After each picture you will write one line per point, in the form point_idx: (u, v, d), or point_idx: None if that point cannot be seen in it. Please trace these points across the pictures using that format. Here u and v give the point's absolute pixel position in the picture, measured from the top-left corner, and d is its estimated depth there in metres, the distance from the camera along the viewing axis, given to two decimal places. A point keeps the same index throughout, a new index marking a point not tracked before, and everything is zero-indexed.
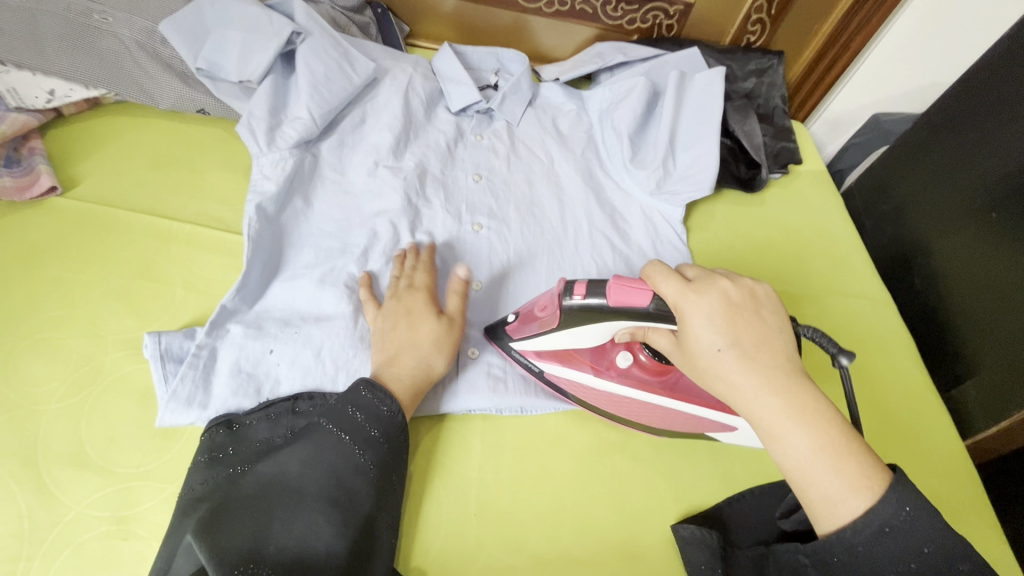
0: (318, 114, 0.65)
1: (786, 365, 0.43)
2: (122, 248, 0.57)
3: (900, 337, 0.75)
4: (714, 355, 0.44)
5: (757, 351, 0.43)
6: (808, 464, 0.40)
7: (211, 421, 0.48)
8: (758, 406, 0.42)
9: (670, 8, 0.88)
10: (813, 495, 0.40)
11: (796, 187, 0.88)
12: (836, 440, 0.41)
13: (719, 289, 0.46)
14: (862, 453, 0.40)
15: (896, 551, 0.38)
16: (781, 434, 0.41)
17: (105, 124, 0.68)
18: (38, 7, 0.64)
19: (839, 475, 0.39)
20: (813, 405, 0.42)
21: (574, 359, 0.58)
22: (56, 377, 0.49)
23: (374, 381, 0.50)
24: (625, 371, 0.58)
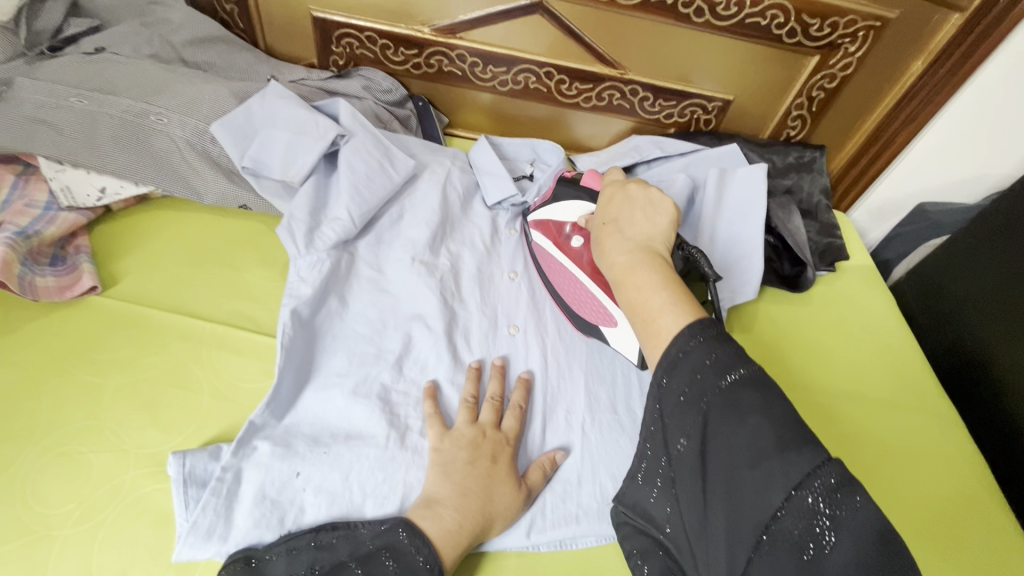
0: (357, 215, 0.66)
1: (650, 236, 0.51)
2: (153, 352, 0.56)
3: (968, 460, 0.69)
4: (599, 228, 0.54)
5: (626, 225, 0.53)
6: (641, 296, 0.46)
7: (229, 557, 0.45)
8: (610, 260, 0.51)
9: (709, 104, 0.87)
10: (641, 322, 0.46)
11: (843, 284, 0.84)
12: (666, 281, 0.47)
13: (624, 191, 0.57)
14: (686, 295, 0.46)
15: (698, 372, 0.41)
16: (625, 276, 0.48)
17: (150, 219, 0.68)
18: (98, 110, 0.67)
19: (660, 295, 0.45)
20: (661, 262, 0.49)
21: (548, 229, 0.68)
22: (73, 498, 0.47)
23: (413, 522, 0.47)
24: (573, 251, 0.64)
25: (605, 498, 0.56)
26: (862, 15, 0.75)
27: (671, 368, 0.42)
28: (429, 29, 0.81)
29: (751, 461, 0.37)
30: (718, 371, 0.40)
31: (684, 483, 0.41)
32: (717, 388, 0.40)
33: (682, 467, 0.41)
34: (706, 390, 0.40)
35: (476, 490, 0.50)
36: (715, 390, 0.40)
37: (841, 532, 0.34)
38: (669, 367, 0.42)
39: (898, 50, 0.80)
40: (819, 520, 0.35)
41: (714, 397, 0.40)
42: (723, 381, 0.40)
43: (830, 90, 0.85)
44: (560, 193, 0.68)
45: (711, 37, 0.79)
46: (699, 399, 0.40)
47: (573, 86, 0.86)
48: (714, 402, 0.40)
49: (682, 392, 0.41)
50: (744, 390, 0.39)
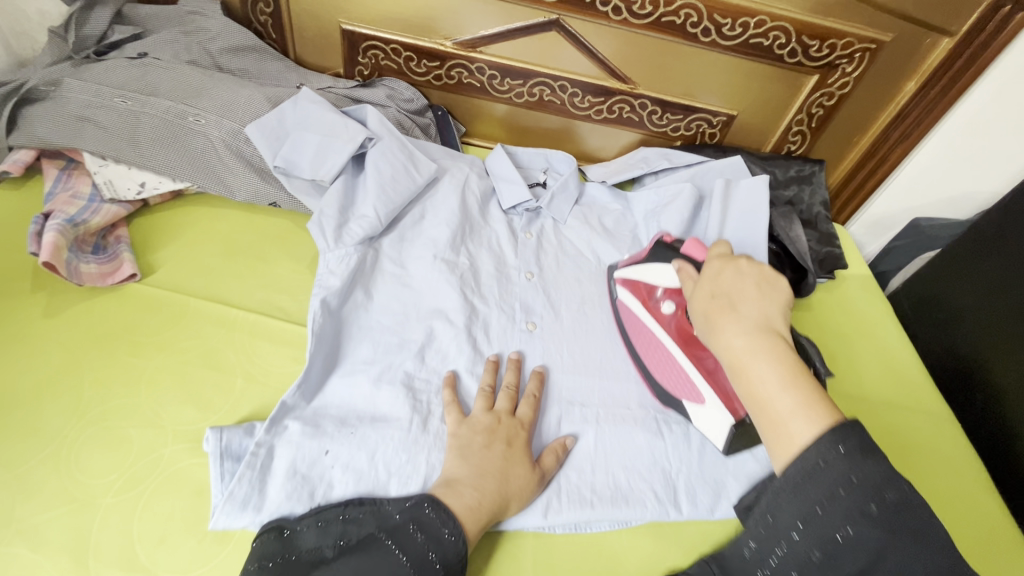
0: (383, 213, 0.69)
1: (766, 319, 0.51)
2: (190, 336, 0.59)
3: (965, 460, 0.71)
4: (709, 303, 0.53)
5: (741, 303, 0.52)
6: (764, 390, 0.47)
7: (264, 526, 0.47)
8: (725, 342, 0.50)
9: (713, 119, 0.92)
10: (766, 419, 0.46)
11: (842, 292, 0.88)
12: (791, 374, 0.47)
13: (733, 266, 0.56)
14: (814, 394, 0.46)
15: (841, 489, 0.42)
16: (746, 366, 0.48)
17: (186, 213, 0.72)
18: (140, 110, 0.71)
19: (788, 397, 0.46)
20: (780, 348, 0.48)
21: (637, 289, 0.67)
22: (114, 469, 0.49)
23: (438, 499, 0.49)
24: (662, 317, 0.63)
25: (618, 487, 0.58)
26: (858, 38, 0.80)
27: (804, 479, 0.43)
28: (451, 43, 0.86)
29: None
30: (867, 493, 0.42)
31: None
32: (864, 512, 0.41)
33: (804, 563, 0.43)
34: (851, 511, 0.42)
35: (493, 469, 0.52)
36: (861, 514, 0.41)
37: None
38: (804, 479, 0.43)
39: (893, 72, 0.85)
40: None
41: (860, 522, 0.41)
42: (873, 506, 0.41)
43: (829, 108, 0.89)
44: (655, 253, 0.66)
45: (716, 56, 0.84)
46: (844, 523, 0.42)
47: (586, 99, 0.91)
48: (861, 525, 0.41)
49: (819, 506, 0.43)
50: (895, 517, 0.41)
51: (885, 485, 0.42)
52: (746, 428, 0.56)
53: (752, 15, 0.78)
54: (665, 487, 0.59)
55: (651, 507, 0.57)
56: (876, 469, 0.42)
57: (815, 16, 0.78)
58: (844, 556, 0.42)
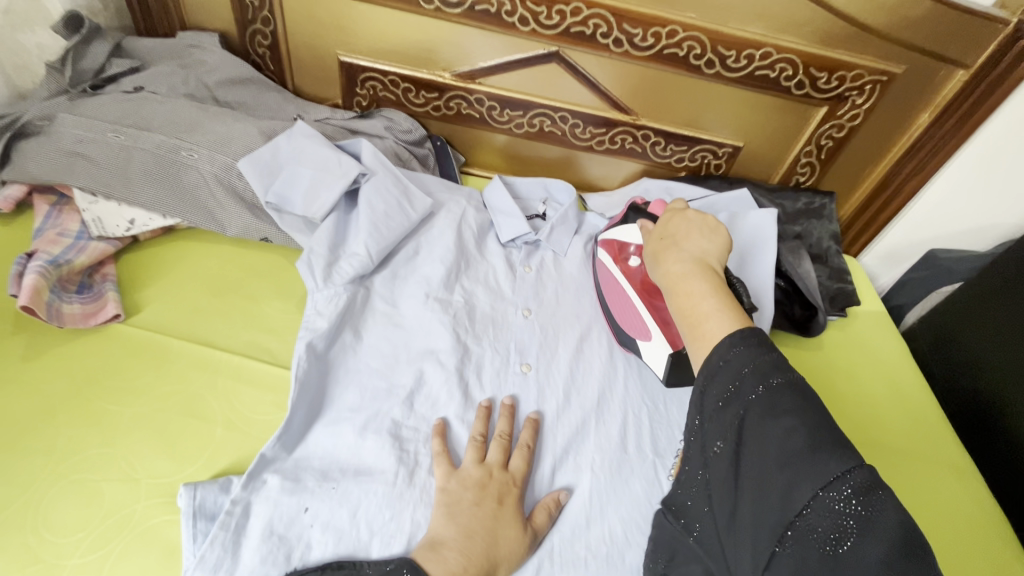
0: (375, 251, 0.67)
1: (706, 252, 0.52)
2: (171, 380, 0.58)
3: (987, 516, 0.67)
4: (656, 242, 0.55)
5: (683, 237, 0.53)
6: (693, 299, 0.47)
7: None
8: (664, 267, 0.51)
9: (719, 150, 0.89)
10: (690, 323, 0.46)
11: (854, 330, 0.84)
12: (720, 288, 0.47)
13: (682, 212, 0.58)
14: (737, 306, 0.46)
15: (735, 381, 0.40)
16: (678, 282, 0.49)
17: (175, 249, 0.71)
18: (133, 145, 0.70)
19: (713, 300, 0.46)
20: (715, 271, 0.49)
21: (612, 246, 0.72)
22: (83, 527, 0.47)
23: (417, 563, 0.46)
24: (630, 270, 0.67)
25: (615, 543, 0.55)
26: (868, 70, 0.77)
27: (704, 385, 0.42)
28: (450, 75, 0.85)
29: (781, 463, 0.36)
30: (757, 375, 0.40)
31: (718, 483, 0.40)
32: (755, 394, 0.39)
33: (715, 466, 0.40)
34: (742, 398, 0.39)
35: (480, 529, 0.49)
36: (753, 396, 0.39)
37: (870, 533, 0.34)
38: (705, 383, 0.42)
39: (905, 104, 0.82)
40: (846, 522, 0.34)
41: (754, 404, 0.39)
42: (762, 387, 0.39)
43: (838, 139, 0.86)
44: (629, 217, 0.72)
45: (721, 88, 0.82)
46: (739, 406, 0.39)
47: (587, 130, 0.89)
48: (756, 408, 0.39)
49: (717, 402, 0.40)
50: (780, 396, 0.39)
51: (770, 369, 0.40)
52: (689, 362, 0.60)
53: (758, 47, 0.76)
54: None
55: None
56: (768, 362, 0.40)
57: (822, 48, 0.76)
58: (733, 439, 0.39)
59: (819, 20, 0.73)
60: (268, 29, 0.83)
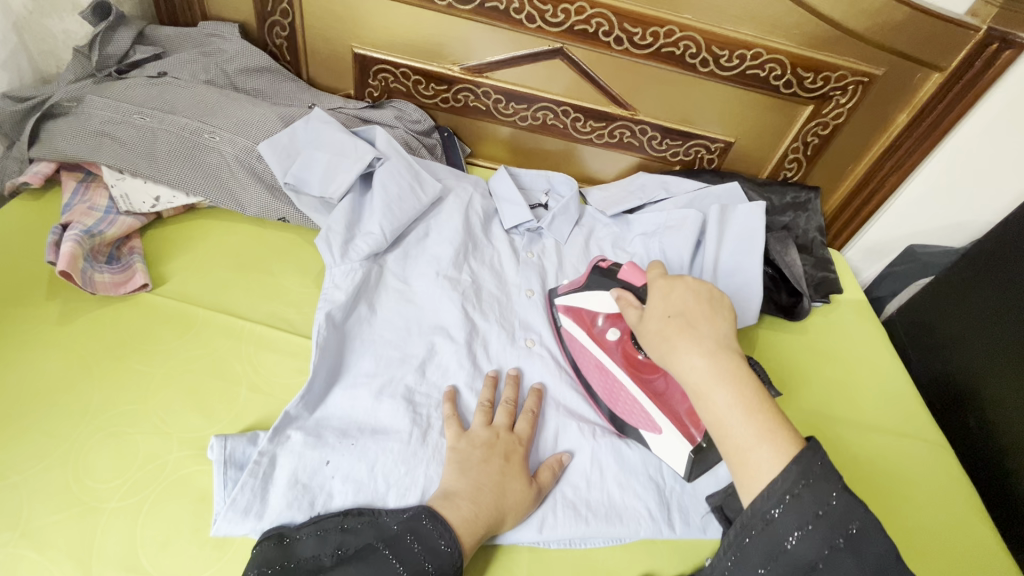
0: (389, 230, 0.71)
1: (723, 338, 0.50)
2: (196, 345, 0.61)
3: (956, 483, 0.72)
4: (665, 323, 0.51)
5: (699, 323, 0.50)
6: (727, 416, 0.46)
7: (264, 533, 0.48)
8: (685, 364, 0.48)
9: (712, 145, 0.94)
10: (729, 447, 0.45)
11: (836, 315, 0.89)
12: (752, 400, 0.46)
13: (682, 283, 0.55)
14: (778, 423, 0.46)
15: (809, 524, 0.42)
16: (706, 390, 0.47)
17: (196, 226, 0.74)
18: (158, 127, 0.74)
19: (749, 426, 0.45)
20: (740, 372, 0.48)
21: (580, 317, 0.68)
22: (119, 474, 0.50)
23: (435, 510, 0.50)
24: (608, 344, 0.64)
25: (613, 504, 0.59)
26: (851, 71, 0.83)
27: (777, 512, 0.43)
28: (459, 68, 0.89)
29: None
30: (835, 527, 0.43)
31: None
32: (833, 546, 0.42)
33: None
34: (819, 539, 0.42)
35: (491, 482, 0.53)
36: (830, 548, 0.42)
37: None
38: (776, 513, 0.43)
39: (884, 105, 0.87)
40: None
41: (831, 557, 0.42)
42: (841, 540, 0.42)
43: (823, 136, 0.91)
44: (593, 280, 0.67)
45: (714, 86, 0.87)
46: (814, 556, 0.42)
47: (588, 124, 0.94)
48: (832, 560, 0.42)
49: (790, 538, 0.43)
50: (858, 545, 0.43)
51: (849, 517, 0.43)
52: (704, 453, 0.56)
53: (749, 48, 0.81)
54: (658, 503, 0.60)
55: (645, 524, 0.58)
56: (845, 501, 0.43)
57: (809, 49, 0.81)
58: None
59: (806, 23, 0.79)
60: (286, 21, 0.87)
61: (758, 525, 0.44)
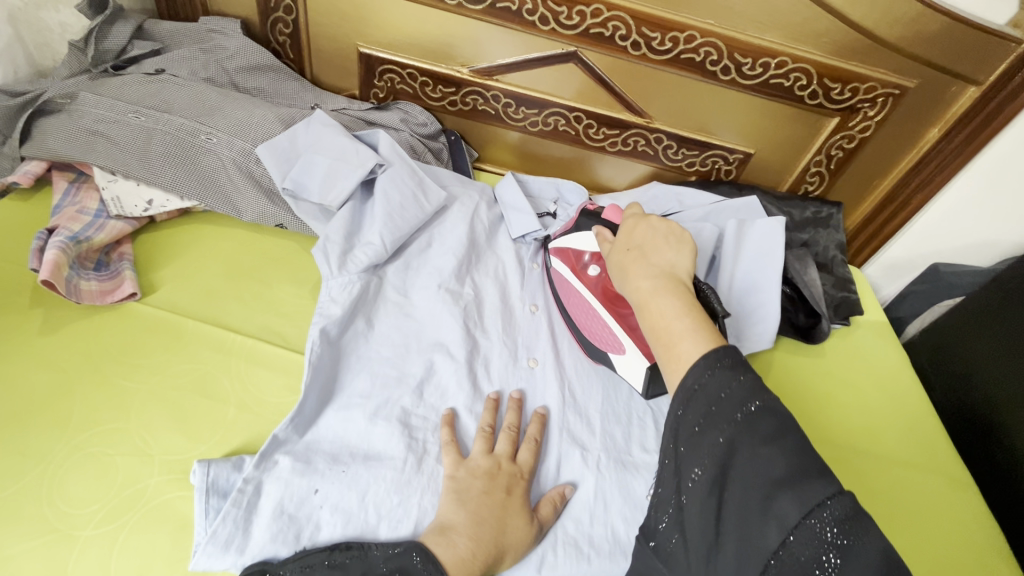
0: (389, 241, 0.68)
1: (676, 264, 0.52)
2: (184, 359, 0.58)
3: (983, 525, 0.68)
4: (624, 253, 0.55)
5: (652, 250, 0.53)
6: (664, 319, 0.47)
7: (245, 570, 0.45)
8: (634, 284, 0.51)
9: (730, 156, 0.90)
10: (662, 344, 0.46)
11: (856, 338, 0.85)
12: (692, 307, 0.47)
13: (648, 221, 0.58)
14: (712, 325, 0.46)
15: (712, 405, 0.41)
16: (647, 298, 0.49)
17: (190, 231, 0.71)
18: (153, 126, 0.71)
19: (683, 321, 0.45)
20: (686, 288, 0.49)
21: (567, 256, 0.70)
22: (98, 499, 0.48)
23: (427, 546, 0.47)
24: (588, 279, 0.66)
25: (617, 539, 0.56)
26: (881, 83, 0.78)
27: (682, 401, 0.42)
28: (468, 71, 0.86)
29: (767, 492, 0.37)
30: (734, 400, 0.41)
31: (696, 511, 0.40)
32: (733, 418, 0.40)
33: (694, 496, 0.40)
34: (720, 421, 0.40)
35: (489, 518, 0.50)
36: (732, 421, 0.40)
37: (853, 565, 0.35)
38: (685, 405, 0.42)
39: (913, 119, 0.83)
40: (828, 552, 0.35)
41: (731, 429, 0.40)
42: (739, 412, 0.40)
43: (848, 150, 0.87)
44: (581, 222, 0.70)
45: (735, 95, 0.82)
46: (716, 432, 0.40)
47: (600, 131, 0.90)
48: (732, 432, 0.40)
49: (696, 424, 0.41)
50: (761, 422, 0.40)
51: (750, 394, 0.41)
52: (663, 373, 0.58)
53: (773, 56, 0.77)
54: None
55: None
56: (749, 379, 0.41)
57: (837, 59, 0.77)
58: (716, 467, 0.39)
59: (835, 30, 0.74)
60: (289, 17, 0.84)
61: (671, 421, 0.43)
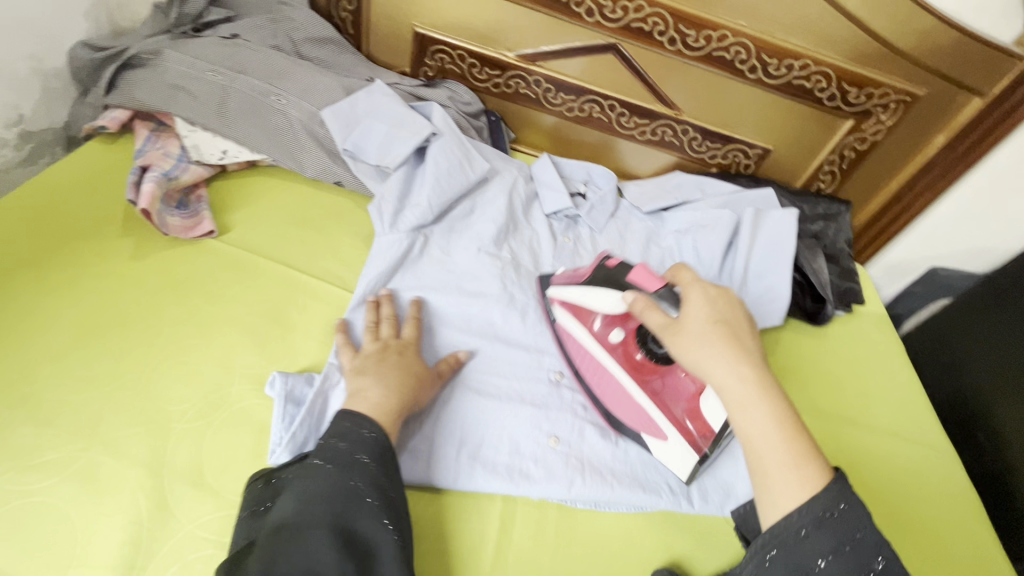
0: (435, 204, 0.74)
1: (759, 358, 0.53)
2: (256, 290, 0.65)
3: (966, 495, 0.75)
4: (709, 330, 0.53)
5: (741, 341, 0.53)
6: (761, 435, 0.48)
7: (250, 477, 0.49)
8: (728, 380, 0.50)
9: (749, 150, 0.97)
10: (759, 464, 0.48)
11: (857, 325, 0.92)
12: (785, 421, 0.49)
13: (726, 299, 0.57)
14: (807, 446, 0.49)
15: (847, 546, 0.46)
16: (746, 408, 0.49)
17: (257, 182, 0.78)
18: (229, 85, 0.78)
19: (784, 449, 0.48)
20: (774, 392, 0.50)
21: (580, 315, 0.67)
22: (188, 399, 0.54)
23: (352, 412, 0.52)
24: (610, 345, 0.65)
25: (635, 475, 0.62)
26: (894, 89, 0.85)
27: (806, 530, 0.45)
28: (514, 55, 0.92)
29: None
30: (865, 550, 0.46)
31: None
32: (865, 566, 0.46)
33: None
34: (852, 562, 0.45)
35: (394, 379, 0.56)
36: (862, 568, 0.46)
37: None
38: (808, 530, 0.45)
39: (921, 128, 0.90)
40: None
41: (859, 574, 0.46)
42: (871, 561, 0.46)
43: (860, 151, 0.94)
44: (597, 275, 0.67)
45: (759, 93, 0.89)
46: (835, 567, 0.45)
47: (632, 120, 0.97)
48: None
49: (819, 559, 0.45)
50: (875, 568, 0.46)
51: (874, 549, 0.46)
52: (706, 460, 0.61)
53: (798, 58, 0.84)
54: (678, 481, 0.63)
55: (664, 496, 0.61)
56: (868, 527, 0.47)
57: (856, 65, 0.84)
58: None
59: (854, 37, 0.81)
60: None
61: (790, 540, 0.46)
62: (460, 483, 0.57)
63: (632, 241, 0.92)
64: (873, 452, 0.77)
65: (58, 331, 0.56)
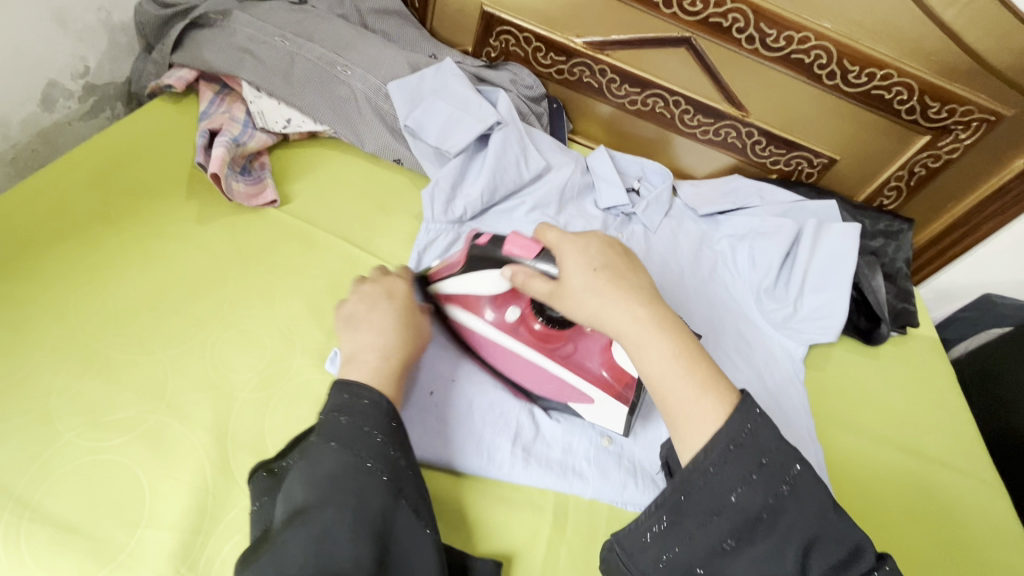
0: (485, 198, 0.74)
1: (647, 287, 0.52)
2: (315, 263, 0.64)
3: (1011, 531, 0.73)
4: (594, 276, 0.51)
5: (625, 275, 0.52)
6: (666, 367, 0.47)
7: (251, 471, 0.47)
8: (629, 313, 0.49)
9: (815, 159, 0.94)
10: (671, 402, 0.47)
11: (909, 347, 0.90)
12: (684, 349, 0.48)
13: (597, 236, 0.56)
14: (714, 373, 0.47)
15: (752, 476, 0.43)
16: (645, 345, 0.48)
17: (317, 154, 0.77)
18: (296, 52, 0.76)
19: (689, 377, 0.46)
20: (666, 318, 0.50)
21: (468, 303, 0.61)
22: (251, 368, 0.54)
23: (346, 380, 0.48)
24: (510, 326, 0.60)
25: None
26: (978, 108, 0.81)
27: (713, 468, 0.43)
28: (581, 42, 0.90)
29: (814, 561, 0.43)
30: (777, 473, 0.43)
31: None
32: (775, 493, 0.43)
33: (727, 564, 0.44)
34: (760, 488, 0.43)
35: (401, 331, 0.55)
36: (772, 496, 0.43)
37: None
38: (717, 465, 0.43)
39: (1001, 149, 0.85)
40: None
41: (773, 504, 0.43)
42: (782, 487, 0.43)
43: (931, 169, 0.90)
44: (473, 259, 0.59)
45: (834, 101, 0.86)
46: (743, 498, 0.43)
47: (695, 118, 0.94)
48: (774, 506, 0.43)
49: (733, 493, 0.43)
50: (795, 491, 0.43)
51: (788, 464, 0.44)
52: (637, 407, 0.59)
53: (881, 68, 0.80)
54: None
55: None
56: (778, 446, 0.44)
57: (944, 80, 0.80)
58: (740, 522, 0.43)
59: (945, 51, 0.77)
60: None
61: (699, 478, 0.44)
62: (516, 477, 0.57)
63: (685, 243, 0.89)
64: (919, 479, 0.75)
65: (126, 292, 0.57)
